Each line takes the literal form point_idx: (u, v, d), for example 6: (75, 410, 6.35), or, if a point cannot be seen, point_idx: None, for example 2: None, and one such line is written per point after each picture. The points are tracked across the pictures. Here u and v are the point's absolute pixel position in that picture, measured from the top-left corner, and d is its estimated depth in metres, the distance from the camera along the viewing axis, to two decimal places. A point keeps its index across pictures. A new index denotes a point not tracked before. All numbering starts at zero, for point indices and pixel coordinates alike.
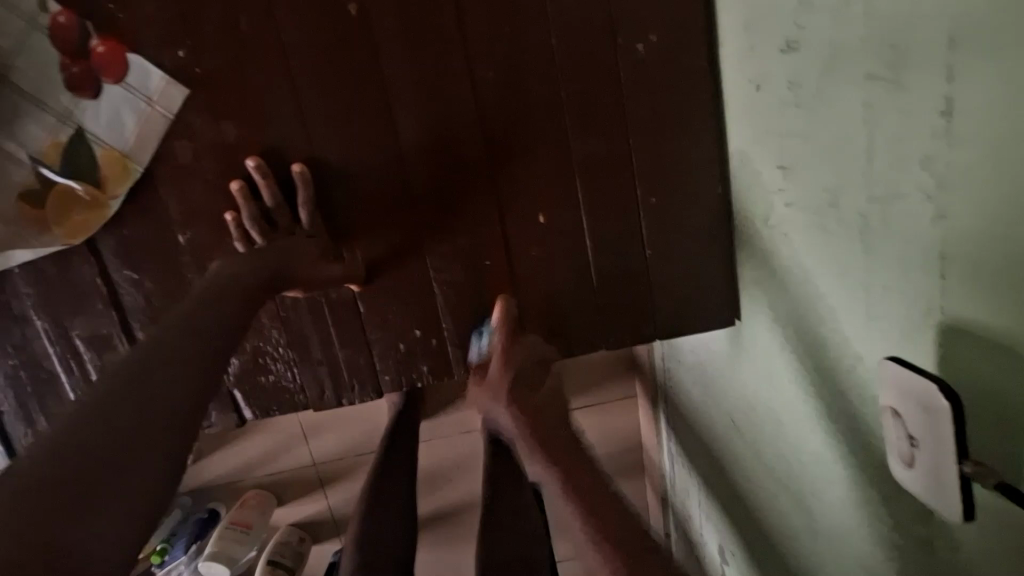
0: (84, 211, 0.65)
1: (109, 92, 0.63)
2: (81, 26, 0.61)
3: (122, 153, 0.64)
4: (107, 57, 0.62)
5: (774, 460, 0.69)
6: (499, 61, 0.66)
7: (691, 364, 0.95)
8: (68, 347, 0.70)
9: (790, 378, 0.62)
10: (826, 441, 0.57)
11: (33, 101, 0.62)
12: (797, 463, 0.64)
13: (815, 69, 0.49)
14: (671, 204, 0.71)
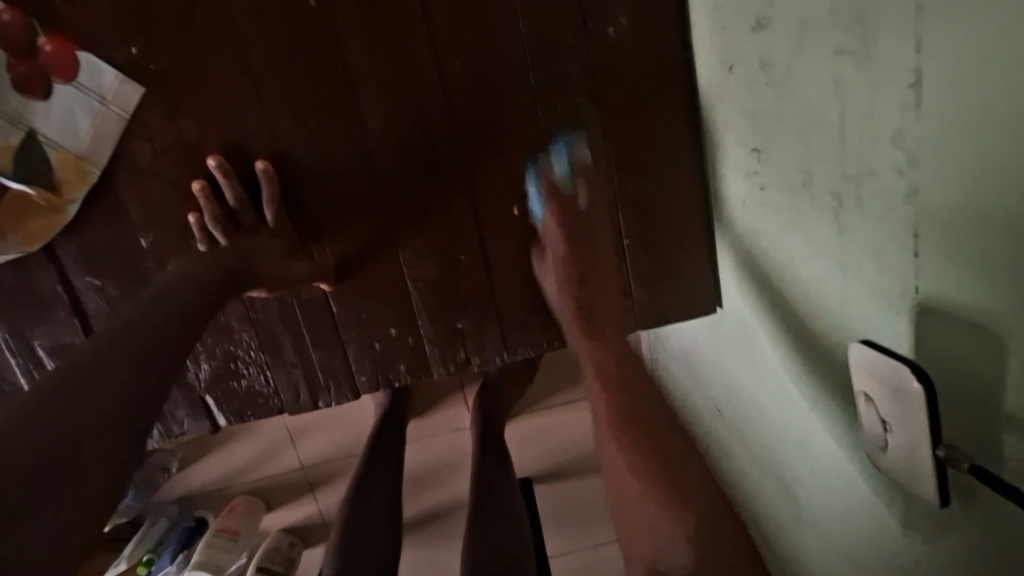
0: (41, 216, 0.63)
1: (59, 92, 0.61)
2: (27, 24, 0.59)
3: (77, 155, 0.62)
4: (57, 56, 0.60)
5: (760, 447, 0.68)
6: (466, 49, 0.64)
7: (677, 354, 0.94)
8: (32, 358, 0.68)
9: (772, 365, 0.61)
10: (809, 427, 0.56)
11: None
12: (781, 450, 0.63)
13: (785, 45, 0.47)
14: (648, 192, 0.70)
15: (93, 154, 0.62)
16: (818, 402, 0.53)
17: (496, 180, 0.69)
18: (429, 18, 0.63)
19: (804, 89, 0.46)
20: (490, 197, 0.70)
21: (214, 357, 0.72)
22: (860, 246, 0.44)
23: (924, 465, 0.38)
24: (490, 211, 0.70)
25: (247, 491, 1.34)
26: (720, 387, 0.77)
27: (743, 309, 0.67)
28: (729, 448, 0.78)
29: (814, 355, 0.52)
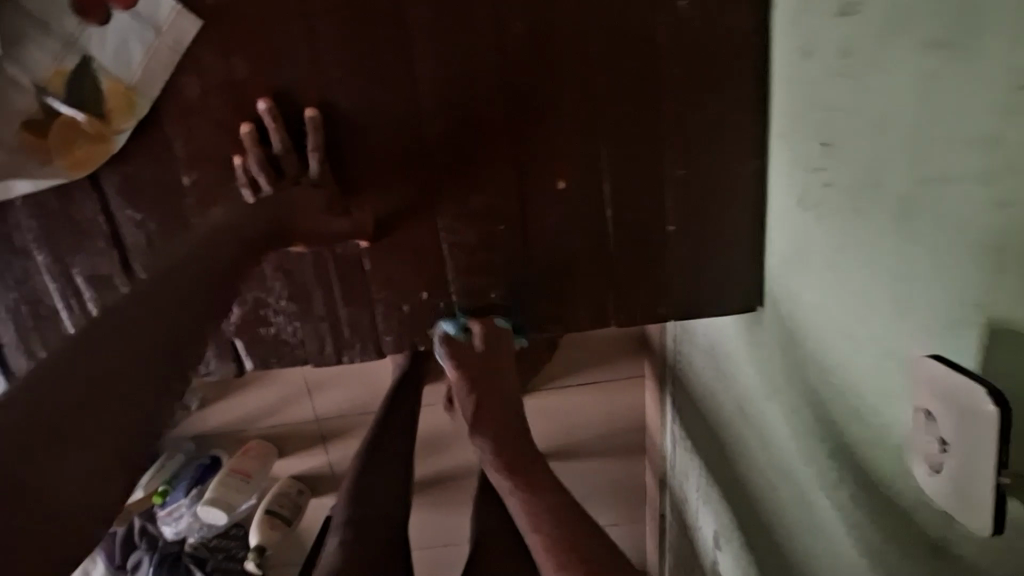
0: (89, 144, 0.63)
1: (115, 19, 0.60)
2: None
3: (127, 85, 0.61)
4: None
5: (780, 450, 0.67)
6: (529, 10, 0.62)
7: (704, 347, 0.93)
8: (69, 284, 0.69)
9: (806, 369, 0.59)
10: (840, 439, 0.54)
11: (37, 23, 0.59)
12: (802, 456, 0.62)
13: (872, 32, 0.44)
14: (701, 178, 0.68)
15: (143, 87, 0.62)
16: (854, 413, 0.52)
17: (542, 151, 0.67)
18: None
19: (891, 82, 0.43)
20: (535, 169, 0.68)
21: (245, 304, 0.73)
22: (932, 254, 0.41)
23: (982, 490, 0.36)
24: (534, 182, 0.68)
25: (261, 437, 1.37)
26: (747, 386, 0.75)
27: (783, 309, 0.65)
28: (747, 450, 0.77)
29: (860, 365, 0.50)
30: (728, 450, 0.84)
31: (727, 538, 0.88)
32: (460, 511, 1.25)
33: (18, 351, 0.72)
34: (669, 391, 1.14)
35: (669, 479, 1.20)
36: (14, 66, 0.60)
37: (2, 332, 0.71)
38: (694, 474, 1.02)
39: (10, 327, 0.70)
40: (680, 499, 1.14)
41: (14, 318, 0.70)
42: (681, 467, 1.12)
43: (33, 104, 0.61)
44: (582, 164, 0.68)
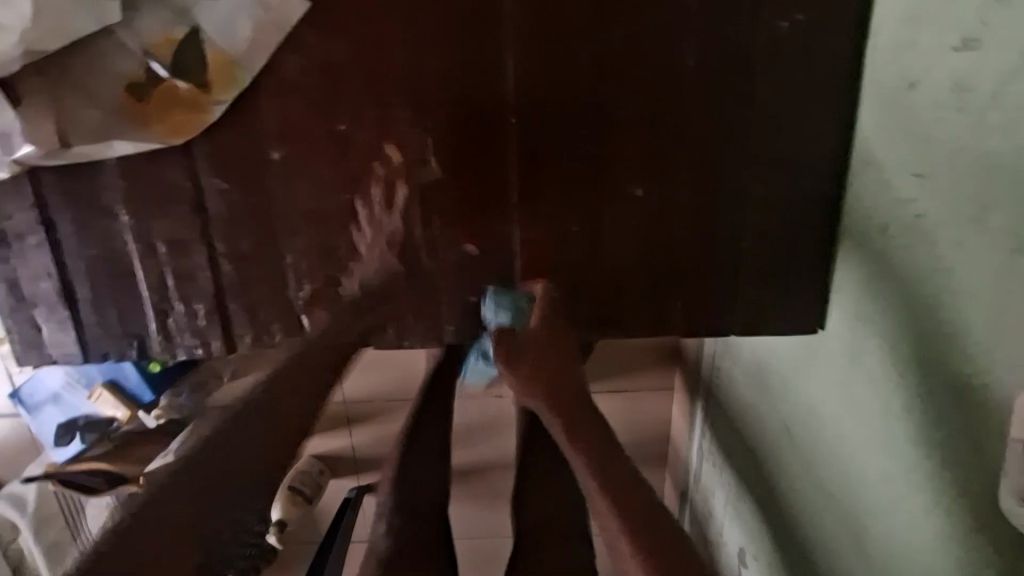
0: (188, 111, 0.64)
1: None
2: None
3: (232, 58, 0.63)
4: None
5: (832, 474, 0.68)
6: (630, 19, 0.62)
7: (746, 365, 0.94)
8: (149, 246, 0.70)
9: (877, 398, 0.60)
10: (906, 466, 0.56)
11: None
12: (860, 483, 0.63)
13: (994, 72, 0.44)
14: (780, 198, 0.68)
15: (249, 62, 0.63)
16: (927, 443, 0.54)
17: (625, 157, 0.68)
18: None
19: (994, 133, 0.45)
20: (618, 175, 0.69)
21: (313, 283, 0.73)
22: (1017, 305, 0.43)
23: None
24: (613, 187, 0.69)
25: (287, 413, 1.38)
26: (794, 408, 0.76)
27: (852, 336, 0.66)
28: (788, 469, 0.78)
29: (939, 398, 0.52)
30: (763, 466, 0.86)
31: (756, 554, 0.89)
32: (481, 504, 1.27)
33: (90, 308, 0.73)
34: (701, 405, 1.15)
35: (690, 491, 1.22)
36: (127, 31, 0.62)
37: (78, 288, 0.72)
38: (721, 489, 1.03)
39: (86, 283, 0.72)
40: (702, 512, 1.15)
41: (91, 275, 0.72)
42: (706, 478, 1.14)
43: (141, 70, 0.63)
44: (664, 174, 0.68)
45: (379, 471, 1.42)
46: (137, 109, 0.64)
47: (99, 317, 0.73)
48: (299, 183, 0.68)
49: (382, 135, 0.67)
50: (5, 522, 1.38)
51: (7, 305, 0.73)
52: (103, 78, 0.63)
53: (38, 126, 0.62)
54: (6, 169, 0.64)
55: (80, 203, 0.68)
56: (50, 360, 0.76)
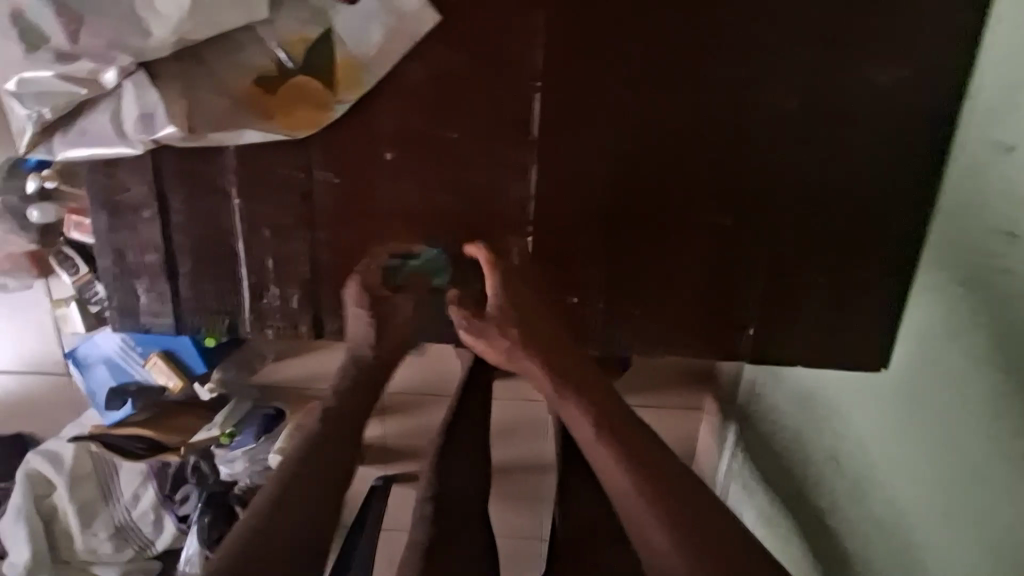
0: (311, 108, 0.68)
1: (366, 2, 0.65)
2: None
3: (361, 62, 0.67)
4: None
5: (891, 513, 0.71)
6: (739, 60, 0.66)
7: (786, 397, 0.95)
8: (252, 229, 0.74)
9: (954, 449, 0.62)
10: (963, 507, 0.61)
11: None
12: (925, 525, 0.66)
13: None
14: (863, 241, 0.71)
15: (375, 67, 0.67)
16: (985, 485, 0.58)
17: (717, 187, 0.71)
18: (722, 22, 0.65)
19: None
20: (708, 206, 0.71)
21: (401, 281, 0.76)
22: None
23: None
24: (705, 214, 0.72)
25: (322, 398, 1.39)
26: (846, 441, 0.80)
27: (925, 382, 0.68)
28: (835, 501, 0.81)
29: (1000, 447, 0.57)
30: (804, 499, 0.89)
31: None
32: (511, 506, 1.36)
33: (189, 281, 0.76)
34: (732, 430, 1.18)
35: None
36: (267, 28, 0.66)
37: (181, 261, 0.76)
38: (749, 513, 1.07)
39: (189, 257, 0.75)
40: None
41: (195, 250, 0.75)
42: (732, 501, 1.17)
43: (273, 65, 0.67)
44: (754, 205, 0.71)
45: (407, 463, 1.43)
46: (264, 101, 0.68)
47: (194, 292, 0.77)
48: (404, 184, 0.72)
49: (488, 147, 0.70)
50: (39, 477, 1.40)
51: (110, 271, 0.77)
52: (234, 70, 0.67)
53: (171, 108, 0.66)
54: (137, 146, 0.68)
55: (195, 183, 0.73)
56: (141, 327, 0.79)
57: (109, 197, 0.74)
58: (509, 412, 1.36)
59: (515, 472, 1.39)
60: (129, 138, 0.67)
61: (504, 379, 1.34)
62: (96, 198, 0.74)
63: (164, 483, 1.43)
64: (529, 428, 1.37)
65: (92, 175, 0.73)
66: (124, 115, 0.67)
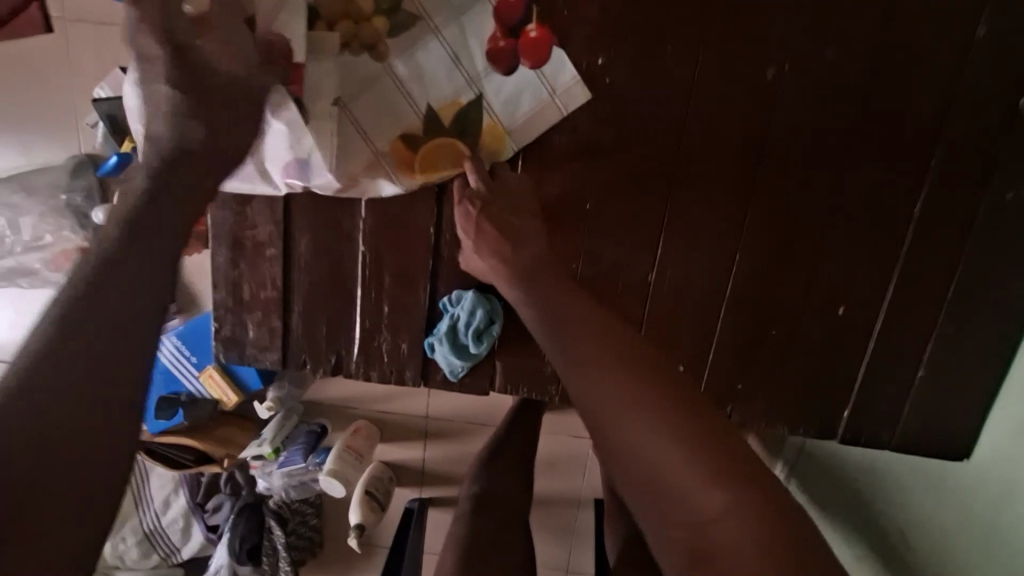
0: (449, 165, 0.70)
1: (519, 76, 0.69)
2: (528, 12, 0.68)
3: (505, 128, 0.71)
4: (536, 41, 0.68)
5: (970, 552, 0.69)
6: (866, 161, 0.71)
7: (930, 478, 0.80)
8: (375, 274, 0.75)
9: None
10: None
11: (450, 58, 0.69)
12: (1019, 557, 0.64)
13: None
14: (970, 341, 0.73)
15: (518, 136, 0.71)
16: None
17: (831, 274, 0.74)
18: (854, 126, 0.70)
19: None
20: (824, 292, 0.74)
21: (515, 340, 0.77)
22: None
23: None
24: (817, 299, 0.75)
25: (368, 419, 1.40)
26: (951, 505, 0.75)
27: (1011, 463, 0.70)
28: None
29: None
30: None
31: None
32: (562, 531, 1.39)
33: (301, 320, 0.77)
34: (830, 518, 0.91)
35: None
36: (419, 91, 0.69)
37: (297, 300, 0.76)
38: None
39: (306, 297, 0.76)
40: None
41: (314, 291, 0.76)
42: None
43: (418, 125, 0.70)
44: (862, 295, 0.74)
45: (445, 487, 1.44)
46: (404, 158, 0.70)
47: (307, 330, 0.78)
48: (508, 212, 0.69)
49: (618, 217, 0.74)
50: None
51: (224, 303, 0.77)
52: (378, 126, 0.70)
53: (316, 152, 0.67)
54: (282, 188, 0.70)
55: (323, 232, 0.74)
56: (245, 361, 0.79)
57: (234, 233, 0.74)
58: (556, 446, 1.35)
59: (551, 505, 1.39)
60: (274, 179, 0.69)
61: (556, 413, 1.33)
62: (222, 232, 0.74)
63: (197, 490, 1.42)
64: (572, 463, 1.36)
65: (219, 211, 0.73)
66: (266, 155, 0.68)
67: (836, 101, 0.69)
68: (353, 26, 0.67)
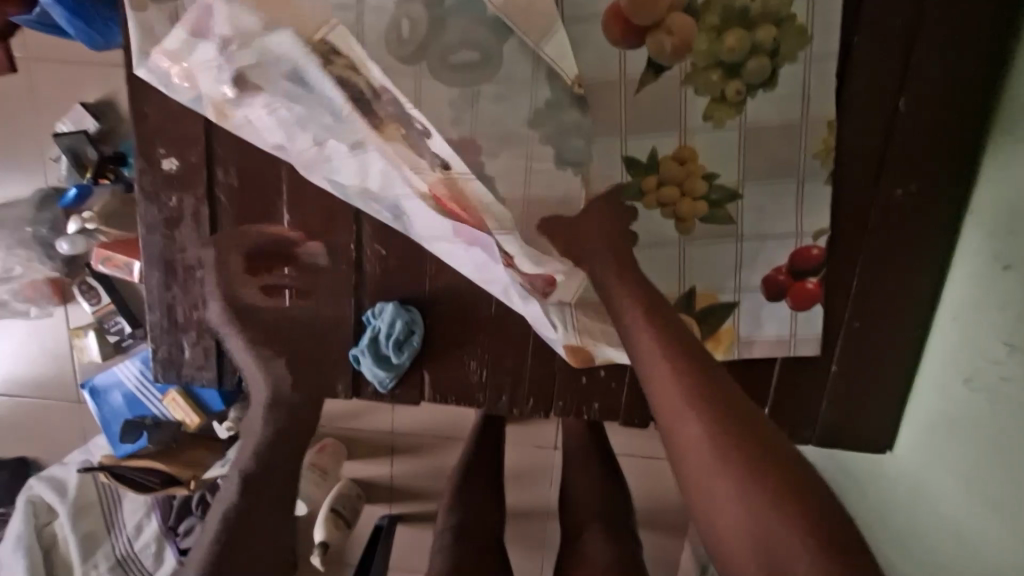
0: (805, 255, 0.73)
1: (725, 174, 0.71)
2: (821, 261, 0.73)
3: (807, 183, 0.71)
4: (779, 48, 0.66)
5: (915, 528, 0.72)
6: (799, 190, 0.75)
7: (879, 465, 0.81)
8: (301, 291, 0.78)
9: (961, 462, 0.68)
10: (1019, 528, 0.59)
11: (693, 83, 0.68)
12: (949, 531, 0.68)
13: None
14: (877, 334, 0.76)
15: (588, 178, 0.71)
16: (993, 510, 0.62)
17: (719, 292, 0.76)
18: (777, 149, 0.70)
19: None
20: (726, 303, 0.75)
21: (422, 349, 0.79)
22: None
23: None
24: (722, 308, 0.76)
25: (335, 435, 1.42)
26: None
27: (933, 448, 0.72)
28: None
29: (1019, 451, 0.60)
30: None
31: None
32: (533, 538, 1.40)
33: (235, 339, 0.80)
34: None
35: None
36: (759, 156, 0.70)
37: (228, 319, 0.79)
38: None
39: None
40: None
41: None
42: None
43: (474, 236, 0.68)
44: (767, 304, 0.75)
45: (413, 502, 1.44)
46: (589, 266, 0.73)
47: None
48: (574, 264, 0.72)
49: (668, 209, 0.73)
50: (43, 504, 1.36)
51: (158, 325, 0.80)
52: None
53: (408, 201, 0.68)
54: (731, 182, 0.71)
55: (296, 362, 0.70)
56: (183, 379, 0.82)
57: (166, 257, 0.78)
58: (520, 456, 1.36)
59: (519, 516, 1.39)
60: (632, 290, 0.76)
61: (518, 424, 1.34)
62: (154, 256, 0.77)
63: (169, 514, 1.38)
64: (535, 474, 1.36)
65: (150, 238, 0.77)
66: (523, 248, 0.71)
67: (784, 139, 0.69)
68: (678, 61, 0.67)
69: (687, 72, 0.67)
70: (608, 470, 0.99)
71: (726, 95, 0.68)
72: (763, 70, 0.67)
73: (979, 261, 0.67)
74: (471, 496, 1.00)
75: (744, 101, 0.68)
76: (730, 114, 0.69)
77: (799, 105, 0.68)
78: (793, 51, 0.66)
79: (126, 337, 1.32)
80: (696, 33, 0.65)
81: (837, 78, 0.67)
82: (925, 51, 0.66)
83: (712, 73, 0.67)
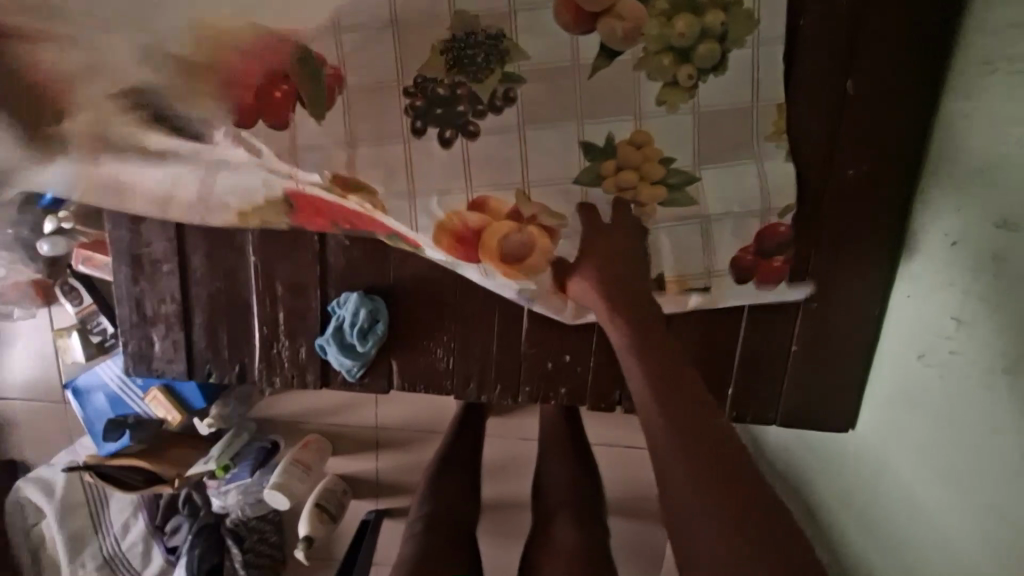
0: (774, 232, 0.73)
1: (681, 158, 0.72)
2: (790, 239, 0.74)
3: (762, 165, 0.72)
4: (730, 32, 0.67)
5: (874, 502, 0.73)
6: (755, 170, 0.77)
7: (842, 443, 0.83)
8: (269, 283, 0.80)
9: (915, 436, 0.69)
10: (969, 497, 0.59)
11: (647, 69, 0.69)
12: (904, 504, 0.68)
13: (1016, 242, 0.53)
14: (835, 314, 0.77)
15: (547, 164, 0.72)
16: (946, 479, 0.63)
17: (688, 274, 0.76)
18: (731, 132, 0.71)
19: (991, 197, 0.57)
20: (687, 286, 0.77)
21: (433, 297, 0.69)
22: (1013, 417, 0.54)
23: None
24: (683, 292, 0.77)
25: (320, 432, 1.43)
26: (837, 478, 0.81)
27: (893, 424, 0.73)
28: (875, 531, 0.73)
29: (968, 421, 0.60)
30: (866, 547, 0.74)
31: None
32: (519, 531, 1.41)
33: (206, 333, 0.82)
34: (784, 487, 0.94)
35: None
36: (714, 140, 0.71)
37: (199, 311, 0.81)
38: None
39: (207, 309, 0.81)
40: None
41: (212, 302, 0.81)
42: None
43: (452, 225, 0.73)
44: (727, 286, 0.76)
45: (399, 497, 1.45)
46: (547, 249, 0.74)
47: (210, 340, 0.82)
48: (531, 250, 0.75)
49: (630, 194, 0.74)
50: (29, 505, 1.35)
51: (128, 319, 0.81)
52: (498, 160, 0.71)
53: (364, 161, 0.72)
54: (688, 166, 0.72)
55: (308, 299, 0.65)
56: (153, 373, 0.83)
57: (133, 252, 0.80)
58: (503, 449, 1.37)
59: (503, 509, 1.40)
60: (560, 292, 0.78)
61: (499, 416, 1.35)
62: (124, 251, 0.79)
63: (156, 513, 1.40)
64: (517, 465, 1.37)
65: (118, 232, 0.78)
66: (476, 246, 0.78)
67: (734, 122, 0.70)
68: (630, 46, 0.68)
69: (639, 56, 0.68)
70: (581, 459, 1.00)
71: (678, 79, 0.69)
72: (713, 54, 0.68)
73: (930, 236, 0.68)
74: (447, 486, 1.00)
75: (696, 86, 0.69)
76: (683, 97, 0.70)
77: (749, 88, 0.69)
78: (742, 35, 0.67)
79: (109, 337, 1.33)
80: (646, 19, 0.66)
81: (785, 61, 0.68)
82: (871, 33, 0.67)
83: (663, 57, 0.68)
